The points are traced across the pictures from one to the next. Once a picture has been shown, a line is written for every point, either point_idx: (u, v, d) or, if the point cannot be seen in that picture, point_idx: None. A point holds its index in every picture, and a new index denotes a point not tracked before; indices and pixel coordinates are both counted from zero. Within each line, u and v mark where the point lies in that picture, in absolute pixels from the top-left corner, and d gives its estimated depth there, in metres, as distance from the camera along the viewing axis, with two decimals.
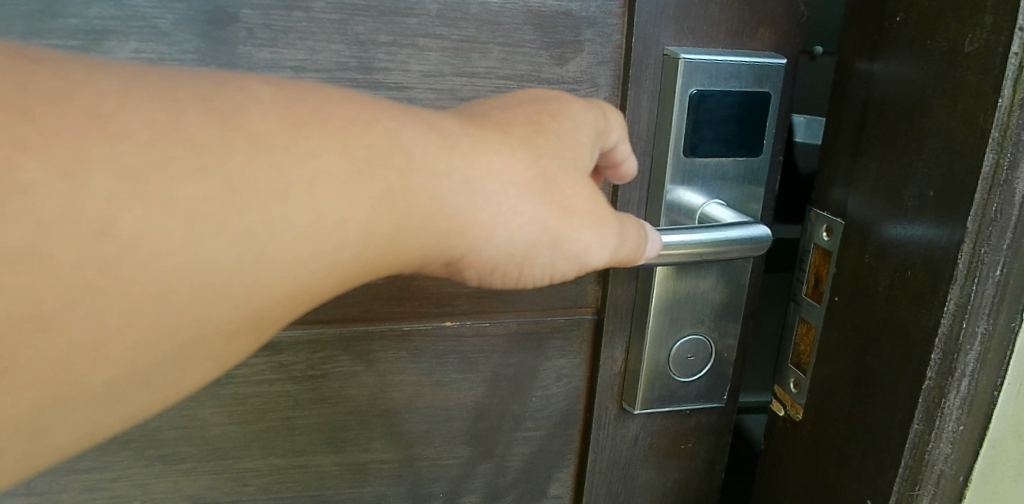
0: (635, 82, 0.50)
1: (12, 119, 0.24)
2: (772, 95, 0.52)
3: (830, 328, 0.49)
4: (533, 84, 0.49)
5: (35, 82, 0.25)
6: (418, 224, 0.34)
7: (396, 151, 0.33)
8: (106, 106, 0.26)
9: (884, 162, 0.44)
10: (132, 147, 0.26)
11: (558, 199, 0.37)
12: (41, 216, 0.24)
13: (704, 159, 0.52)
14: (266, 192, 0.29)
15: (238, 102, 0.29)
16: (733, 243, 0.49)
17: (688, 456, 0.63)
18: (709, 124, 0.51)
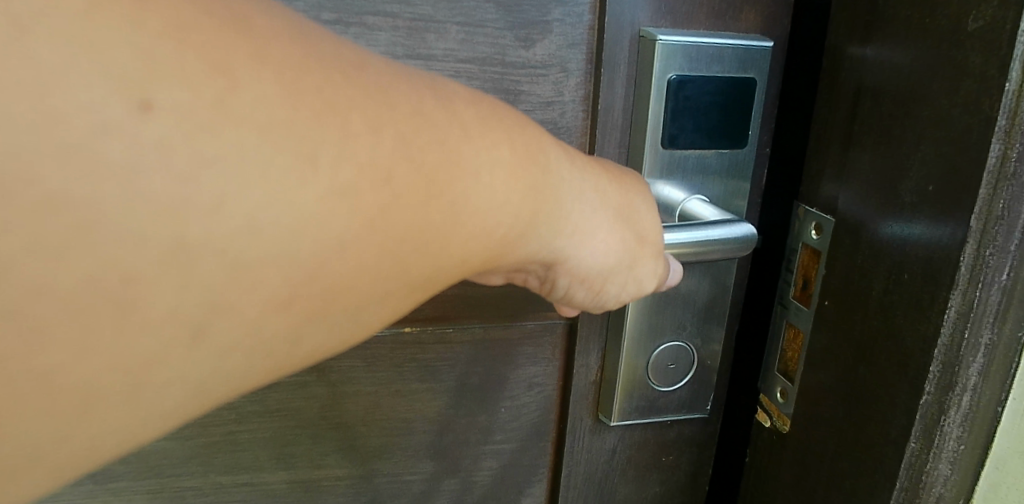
0: (609, 67, 0.46)
1: (334, 72, 0.22)
2: (758, 81, 0.48)
3: (820, 335, 0.44)
4: (497, 68, 0.46)
5: (336, 44, 0.23)
6: (555, 223, 0.31)
7: (545, 153, 0.30)
8: (377, 68, 0.24)
9: (878, 154, 0.40)
10: (405, 114, 0.24)
11: (637, 221, 0.36)
12: (352, 172, 0.22)
13: (684, 151, 0.48)
14: (474, 171, 0.26)
15: (444, 88, 0.26)
16: (711, 244, 0.44)
17: (667, 469, 0.59)
18: (690, 113, 0.47)
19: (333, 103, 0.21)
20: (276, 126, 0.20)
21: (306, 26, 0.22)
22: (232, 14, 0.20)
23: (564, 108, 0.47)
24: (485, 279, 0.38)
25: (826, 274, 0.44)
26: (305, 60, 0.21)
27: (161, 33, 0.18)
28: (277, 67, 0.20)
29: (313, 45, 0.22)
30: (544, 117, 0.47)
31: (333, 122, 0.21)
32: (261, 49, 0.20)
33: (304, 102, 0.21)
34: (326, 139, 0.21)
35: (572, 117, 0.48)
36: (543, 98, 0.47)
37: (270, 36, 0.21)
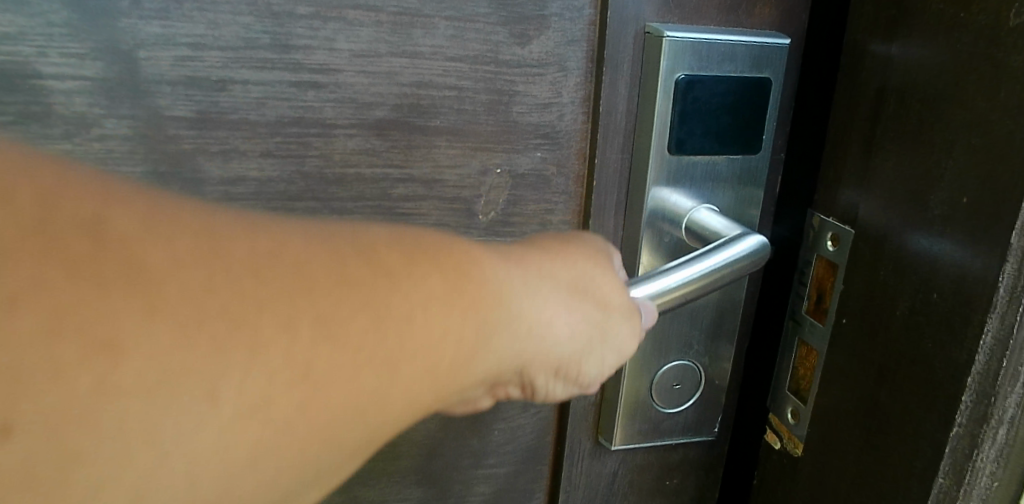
0: (612, 67, 0.42)
1: (242, 278, 0.20)
2: (774, 82, 0.44)
3: (836, 354, 0.41)
4: (490, 67, 0.42)
5: (245, 234, 0.21)
6: (515, 339, 0.29)
7: (484, 270, 0.27)
8: (284, 244, 0.22)
9: (903, 162, 0.36)
10: (324, 294, 0.22)
11: (597, 289, 0.33)
12: (263, 373, 0.20)
13: (692, 157, 0.44)
14: (410, 323, 0.24)
15: (361, 232, 0.24)
16: (725, 273, 0.40)
17: (671, 492, 0.55)
18: (700, 116, 0.43)
19: (238, 313, 0.20)
20: (168, 382, 0.18)
21: (199, 225, 0.20)
22: (119, 258, 0.18)
23: (563, 109, 0.44)
24: (469, 406, 0.34)
25: (843, 290, 0.40)
26: (206, 278, 0.19)
27: (31, 330, 0.17)
28: (173, 305, 0.19)
29: (210, 253, 0.20)
30: (541, 120, 0.44)
31: (241, 336, 0.20)
32: (144, 295, 0.18)
33: (193, 344, 0.19)
34: (231, 357, 0.19)
35: (571, 120, 0.44)
36: (540, 99, 0.43)
37: (167, 270, 0.19)
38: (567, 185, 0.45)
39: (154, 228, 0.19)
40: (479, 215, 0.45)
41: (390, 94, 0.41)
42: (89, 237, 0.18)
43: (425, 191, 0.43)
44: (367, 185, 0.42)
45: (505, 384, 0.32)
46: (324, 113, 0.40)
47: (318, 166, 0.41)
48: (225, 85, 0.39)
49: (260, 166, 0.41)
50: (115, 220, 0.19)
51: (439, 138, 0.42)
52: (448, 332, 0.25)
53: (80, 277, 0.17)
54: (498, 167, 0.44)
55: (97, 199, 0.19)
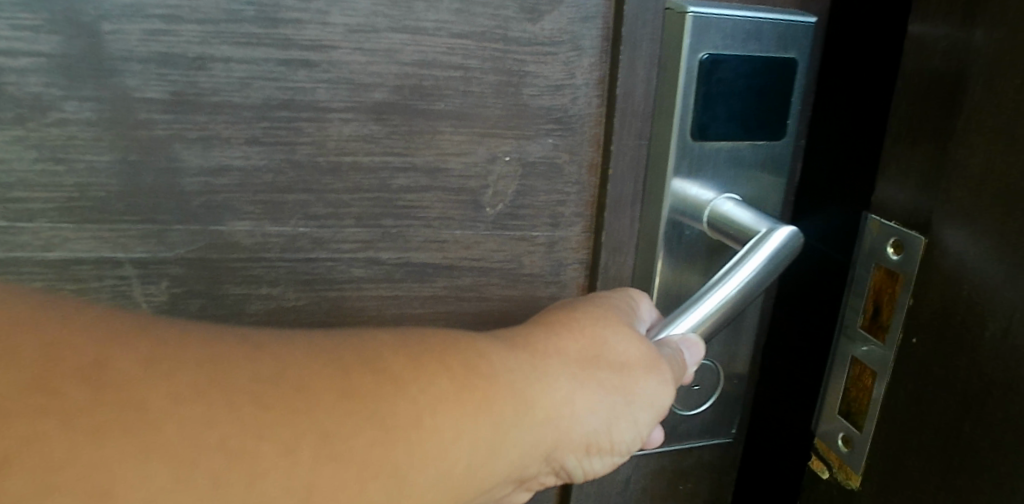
0: (630, 45, 0.39)
1: (246, 413, 0.24)
2: (803, 62, 0.40)
3: (909, 380, 0.33)
4: (498, 45, 0.38)
5: (246, 361, 0.25)
6: (526, 430, 0.31)
7: (488, 360, 0.31)
8: (300, 367, 0.26)
9: (927, 140, 0.32)
10: (330, 412, 0.25)
11: (612, 354, 0.34)
12: (269, 495, 0.23)
13: (715, 144, 0.41)
14: (409, 429, 0.27)
15: (366, 342, 0.29)
16: (760, 279, 0.37)
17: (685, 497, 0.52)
18: (724, 99, 0.40)
19: (239, 444, 0.23)
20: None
21: (218, 367, 0.24)
22: (127, 407, 0.22)
23: (576, 92, 0.40)
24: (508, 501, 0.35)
25: (914, 304, 0.33)
26: (209, 408, 0.23)
27: (35, 463, 0.20)
28: (180, 440, 0.22)
29: (221, 390, 0.24)
30: (552, 104, 0.40)
31: (243, 465, 0.23)
32: (149, 439, 0.22)
33: (195, 479, 0.22)
34: (234, 489, 0.23)
35: (585, 104, 0.41)
36: (552, 81, 0.40)
37: (166, 411, 0.22)
38: (579, 174, 0.42)
39: (155, 370, 0.23)
40: (485, 207, 0.41)
41: (389, 74, 0.37)
42: (144, 368, 0.23)
43: (428, 181, 0.40)
44: (364, 175, 0.39)
45: (533, 476, 0.34)
46: (316, 95, 0.36)
47: (309, 154, 0.37)
48: (203, 63, 0.34)
49: (245, 154, 0.37)
50: (116, 363, 0.22)
51: (443, 123, 0.39)
52: (446, 435, 0.28)
53: (80, 426, 0.21)
54: (507, 155, 0.40)
55: (101, 348, 0.22)
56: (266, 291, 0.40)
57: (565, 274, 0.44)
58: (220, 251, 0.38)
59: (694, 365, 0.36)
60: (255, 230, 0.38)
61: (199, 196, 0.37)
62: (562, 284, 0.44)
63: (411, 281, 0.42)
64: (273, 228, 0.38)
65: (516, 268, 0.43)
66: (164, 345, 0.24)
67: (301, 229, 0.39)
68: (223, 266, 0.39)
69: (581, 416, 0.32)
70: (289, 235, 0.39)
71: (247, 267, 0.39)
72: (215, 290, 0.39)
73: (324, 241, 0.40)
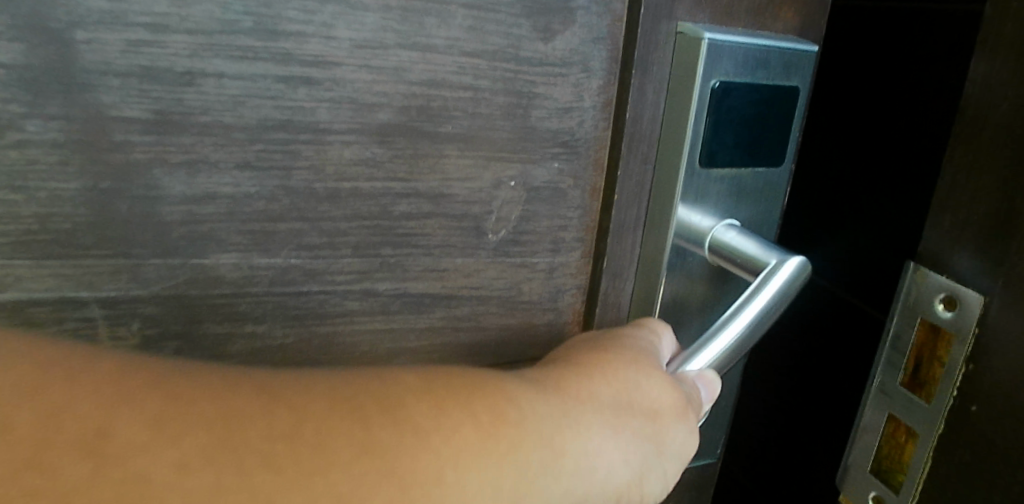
0: (641, 69, 0.38)
1: (256, 477, 0.21)
2: (802, 90, 0.41)
3: (964, 449, 0.32)
4: (509, 65, 0.36)
5: (259, 415, 0.23)
6: (555, 481, 0.28)
7: (517, 406, 0.28)
8: (321, 418, 0.23)
9: (990, 194, 0.31)
10: (347, 472, 0.22)
11: (643, 399, 0.34)
12: None
13: (720, 171, 0.41)
14: (431, 486, 0.24)
15: (389, 384, 0.26)
16: (772, 311, 0.38)
17: None
18: (731, 126, 0.40)
19: None
20: None
21: (230, 423, 0.22)
22: (128, 480, 0.20)
23: (584, 115, 0.38)
24: None
25: (975, 371, 0.32)
26: (217, 474, 0.21)
27: None
28: None
29: (230, 452, 0.21)
30: (559, 127, 0.38)
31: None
32: None
33: None
34: None
35: (591, 127, 0.39)
36: (561, 103, 0.38)
37: (170, 481, 0.20)
38: (583, 199, 0.40)
39: (162, 433, 0.21)
40: (489, 233, 0.39)
41: (396, 94, 0.34)
42: (149, 432, 0.21)
43: (431, 207, 0.37)
44: (364, 201, 0.36)
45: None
46: (317, 115, 0.33)
47: (306, 180, 0.34)
48: (193, 78, 0.31)
49: (235, 180, 0.33)
50: (120, 426, 0.21)
51: (450, 146, 0.36)
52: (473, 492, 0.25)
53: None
54: (512, 180, 0.38)
55: (105, 409, 0.21)
56: (252, 329, 0.36)
57: (563, 300, 0.43)
58: (202, 287, 0.34)
59: (708, 402, 0.38)
60: (242, 263, 0.35)
61: (181, 226, 0.33)
62: (560, 310, 0.43)
63: (408, 312, 0.39)
64: (262, 260, 0.35)
65: (515, 296, 0.41)
66: (173, 400, 0.22)
67: (292, 261, 0.35)
68: (204, 304, 0.35)
69: (611, 464, 0.30)
70: (280, 267, 0.35)
71: (232, 303, 0.35)
72: (193, 329, 0.35)
73: (317, 273, 0.36)
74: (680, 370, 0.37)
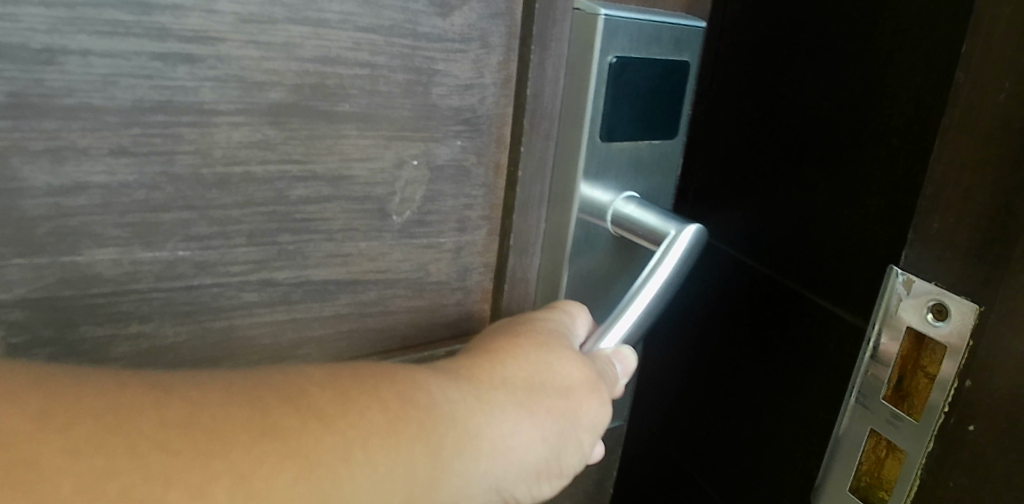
0: (540, 44, 0.37)
1: (150, 455, 0.20)
2: (692, 65, 0.42)
3: (960, 475, 0.30)
4: (406, 41, 0.34)
5: (152, 405, 0.22)
6: (465, 457, 0.28)
7: (424, 390, 0.28)
8: (218, 408, 0.23)
9: (985, 197, 0.29)
10: (246, 453, 0.22)
11: (556, 379, 0.34)
12: None
13: (620, 145, 0.41)
14: (337, 466, 0.23)
15: (292, 377, 0.25)
16: (676, 278, 0.39)
17: (581, 485, 0.53)
18: (628, 101, 0.40)
19: (144, 491, 0.20)
20: None
21: (126, 410, 0.21)
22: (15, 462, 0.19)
23: (484, 92, 0.38)
24: None
25: (973, 386, 0.30)
26: (107, 458, 0.20)
27: None
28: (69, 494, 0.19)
29: (122, 438, 0.21)
30: (460, 105, 0.37)
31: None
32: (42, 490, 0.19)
33: None
34: None
35: (492, 104, 0.38)
36: (460, 80, 0.37)
37: (59, 467, 0.19)
38: (486, 176, 0.40)
39: (50, 425, 0.20)
40: (392, 215, 0.38)
41: (286, 72, 0.32)
42: (34, 423, 0.20)
43: (330, 190, 0.35)
44: (257, 186, 0.33)
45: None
46: (200, 96, 0.31)
47: (192, 165, 0.32)
48: (54, 56, 0.27)
49: (110, 167, 0.30)
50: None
51: (348, 126, 0.34)
52: (382, 470, 0.24)
53: None
54: (415, 159, 0.37)
55: None
56: (137, 329, 0.33)
57: (470, 279, 0.42)
58: (77, 286, 0.31)
59: (625, 376, 0.38)
60: (122, 259, 0.32)
61: (47, 222, 0.30)
62: (468, 289, 0.42)
63: (310, 300, 0.37)
64: (145, 254, 0.32)
65: (422, 277, 0.40)
66: (57, 395, 0.21)
67: (180, 254, 0.33)
68: (79, 305, 0.32)
69: (522, 435, 0.31)
70: (166, 261, 0.33)
71: (112, 303, 0.32)
72: (68, 333, 0.32)
73: (209, 265, 0.34)
74: (596, 349, 0.38)
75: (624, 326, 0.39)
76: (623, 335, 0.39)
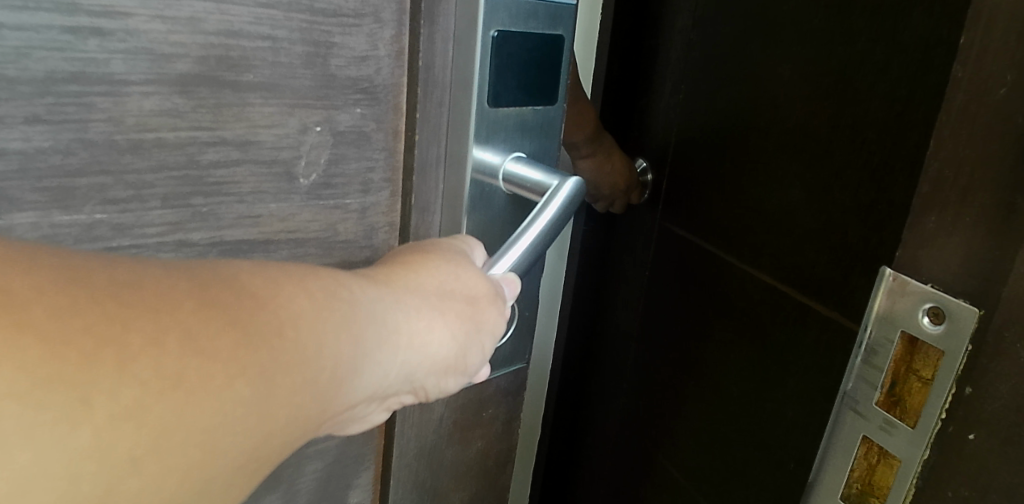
0: (429, 19, 0.42)
1: (109, 303, 0.23)
2: (566, 37, 0.47)
3: (960, 483, 0.35)
4: (305, 16, 0.38)
5: (104, 267, 0.25)
6: (378, 342, 0.32)
7: (344, 286, 0.32)
8: (164, 276, 0.26)
9: (981, 197, 0.32)
10: (190, 314, 0.25)
11: (462, 288, 0.38)
12: (139, 378, 0.23)
13: (506, 110, 0.46)
14: (271, 334, 0.27)
15: (223, 265, 0.28)
16: (559, 219, 0.44)
17: (490, 424, 0.58)
18: (511, 71, 0.45)
19: (106, 329, 0.23)
20: (46, 382, 0.22)
21: (81, 266, 0.24)
22: None
23: (380, 63, 0.41)
24: (363, 423, 0.37)
25: (975, 393, 0.33)
26: (72, 299, 0.23)
27: None
28: (42, 326, 0.22)
29: (82, 286, 0.23)
30: (359, 74, 0.41)
31: (109, 349, 0.23)
32: (21, 320, 0.21)
33: (66, 358, 0.22)
34: (102, 371, 0.23)
35: (388, 74, 0.42)
36: (357, 52, 0.40)
37: (35, 300, 0.22)
38: (386, 141, 0.44)
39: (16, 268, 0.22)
40: (299, 178, 0.41)
41: (191, 45, 0.35)
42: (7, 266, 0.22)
43: (239, 155, 0.38)
44: (169, 151, 0.36)
45: (394, 395, 0.36)
46: (110, 67, 0.33)
47: (106, 132, 0.34)
48: None
49: (25, 134, 0.32)
50: None
51: (252, 95, 0.38)
52: (309, 342, 0.29)
53: None
54: (318, 125, 0.40)
55: None
56: None
57: (377, 238, 0.46)
58: None
59: (512, 300, 0.43)
60: (41, 223, 0.34)
61: None
62: (375, 247, 0.46)
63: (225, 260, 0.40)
64: (64, 218, 0.34)
65: (332, 236, 0.44)
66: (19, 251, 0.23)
67: (98, 216, 0.35)
68: None
69: (431, 330, 0.35)
70: (84, 223, 0.35)
71: None
72: None
73: (127, 227, 0.36)
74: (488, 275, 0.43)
75: (513, 256, 0.44)
76: (512, 265, 0.44)
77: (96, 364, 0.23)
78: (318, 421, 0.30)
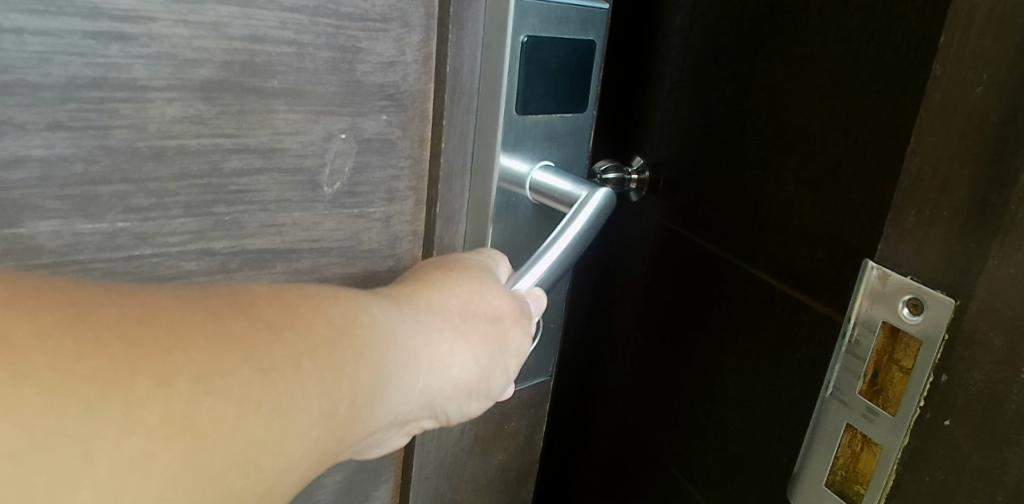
0: (457, 24, 0.40)
1: (116, 344, 0.23)
2: (598, 43, 0.46)
3: (937, 469, 0.34)
4: (330, 20, 0.37)
5: (112, 300, 0.24)
6: (399, 368, 0.31)
7: (364, 309, 0.31)
8: (176, 307, 0.25)
9: (958, 191, 0.32)
10: (200, 351, 0.24)
11: (486, 307, 0.37)
12: (145, 424, 0.23)
13: (534, 118, 0.45)
14: (285, 368, 0.26)
15: (239, 290, 0.27)
16: (586, 232, 0.43)
17: (512, 437, 0.57)
18: (540, 77, 0.44)
19: (111, 374, 0.22)
20: (49, 435, 0.21)
21: (89, 302, 0.23)
22: None
23: (406, 69, 0.40)
24: (386, 448, 0.36)
25: (948, 381, 0.33)
26: (76, 342, 0.22)
27: None
28: (44, 375, 0.21)
29: (86, 326, 0.22)
30: (385, 81, 0.40)
31: (114, 394, 0.22)
32: (24, 370, 0.21)
33: (69, 408, 0.21)
34: (106, 418, 0.22)
35: (414, 80, 0.41)
36: (383, 58, 0.39)
37: (38, 344, 0.21)
38: (412, 149, 0.43)
39: (19, 307, 0.22)
40: (323, 186, 0.40)
41: (215, 49, 0.34)
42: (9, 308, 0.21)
43: (263, 163, 0.38)
44: (192, 159, 0.35)
45: (414, 420, 0.35)
46: (133, 73, 0.32)
47: (128, 139, 0.33)
48: None
49: (46, 141, 0.31)
50: None
51: (277, 101, 0.37)
52: (326, 373, 0.27)
53: None
54: (342, 133, 0.39)
55: None
56: None
57: (400, 247, 0.45)
58: (19, 256, 0.33)
59: (538, 316, 0.42)
60: (62, 231, 0.33)
61: None
62: (399, 256, 0.45)
63: (247, 270, 0.39)
64: (86, 226, 0.34)
65: (355, 245, 0.43)
66: (25, 287, 0.22)
67: (120, 225, 0.35)
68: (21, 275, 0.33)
69: (453, 354, 0.34)
70: (106, 232, 0.34)
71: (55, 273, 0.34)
72: None
73: (149, 236, 0.36)
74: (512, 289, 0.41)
75: (538, 269, 0.42)
76: (537, 278, 0.42)
77: (101, 410, 0.22)
78: (335, 452, 0.29)
